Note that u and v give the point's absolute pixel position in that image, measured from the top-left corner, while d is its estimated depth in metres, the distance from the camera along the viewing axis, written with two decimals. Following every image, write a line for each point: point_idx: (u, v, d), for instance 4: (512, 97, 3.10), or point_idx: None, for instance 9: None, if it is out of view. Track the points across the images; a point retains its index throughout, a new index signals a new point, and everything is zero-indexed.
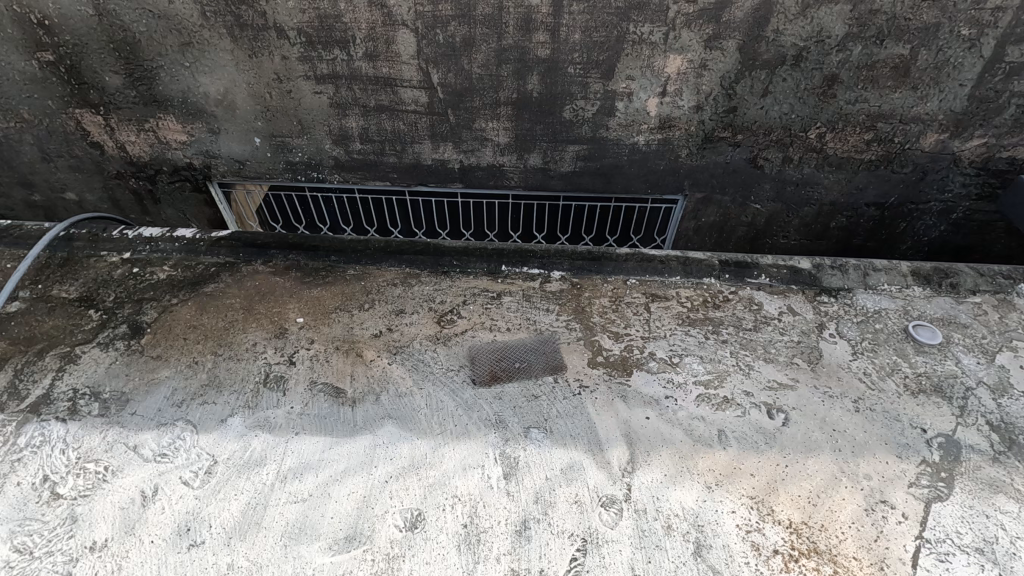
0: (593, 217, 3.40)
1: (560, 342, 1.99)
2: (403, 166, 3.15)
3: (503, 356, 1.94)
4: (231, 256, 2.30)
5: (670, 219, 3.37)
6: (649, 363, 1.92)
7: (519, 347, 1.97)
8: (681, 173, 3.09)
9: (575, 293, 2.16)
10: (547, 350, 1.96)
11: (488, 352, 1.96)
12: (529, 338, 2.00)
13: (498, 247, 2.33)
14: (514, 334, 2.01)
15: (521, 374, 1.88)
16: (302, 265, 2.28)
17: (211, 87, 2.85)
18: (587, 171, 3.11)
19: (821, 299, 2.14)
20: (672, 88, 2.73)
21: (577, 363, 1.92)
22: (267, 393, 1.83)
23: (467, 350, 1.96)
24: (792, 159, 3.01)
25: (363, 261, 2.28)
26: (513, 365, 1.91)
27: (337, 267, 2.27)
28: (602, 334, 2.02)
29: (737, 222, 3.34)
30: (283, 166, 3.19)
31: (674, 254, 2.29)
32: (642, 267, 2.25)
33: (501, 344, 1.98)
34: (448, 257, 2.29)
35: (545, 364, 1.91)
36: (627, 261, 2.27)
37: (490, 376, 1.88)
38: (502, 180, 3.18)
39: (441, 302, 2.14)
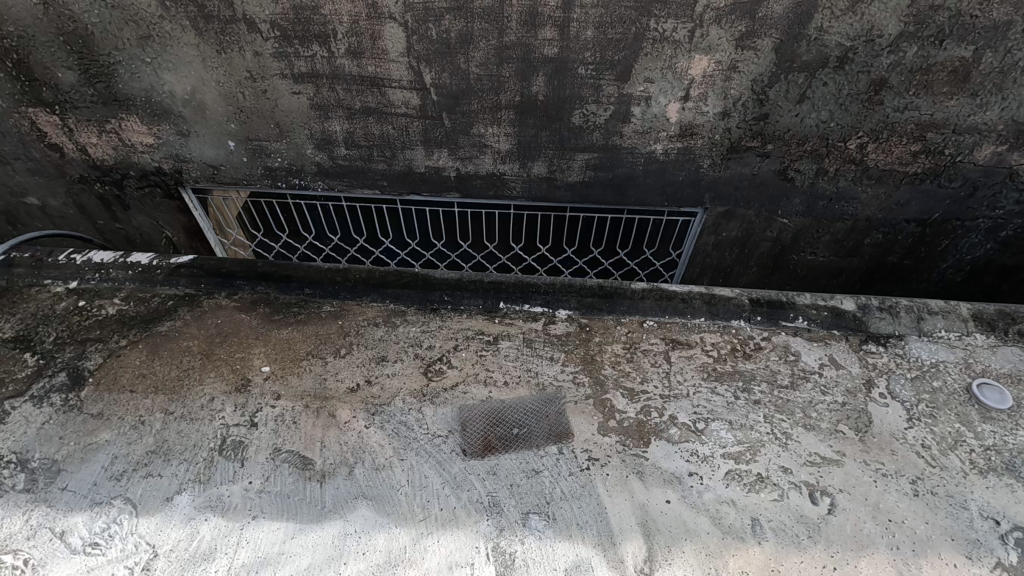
0: (603, 230, 3.10)
1: (565, 402, 1.71)
2: (393, 174, 2.85)
3: (497, 421, 1.66)
4: (192, 288, 2.02)
5: (687, 233, 3.06)
6: (667, 430, 1.65)
7: (517, 409, 1.69)
8: (702, 185, 2.77)
9: (583, 339, 1.88)
10: (549, 412, 1.68)
11: (481, 416, 1.67)
12: (529, 397, 1.72)
13: (496, 280, 2.04)
14: (512, 392, 1.74)
15: (517, 446, 1.61)
16: (271, 299, 2.00)
17: (177, 85, 2.53)
18: (597, 182, 2.80)
19: (868, 348, 1.85)
20: (696, 93, 2.41)
21: (585, 428, 1.65)
22: (222, 463, 1.57)
23: (458, 412, 1.69)
24: (827, 172, 2.69)
25: (341, 294, 2.01)
26: (510, 434, 1.63)
27: (311, 302, 1.99)
28: (614, 392, 1.74)
29: (761, 237, 3.03)
30: (262, 172, 2.89)
31: (698, 291, 2.00)
32: (660, 305, 1.96)
33: (496, 406, 1.70)
34: (438, 291, 2.01)
35: (548, 433, 1.63)
36: (643, 299, 1.97)
37: (480, 447, 1.60)
38: (502, 190, 2.88)
39: (429, 348, 1.86)
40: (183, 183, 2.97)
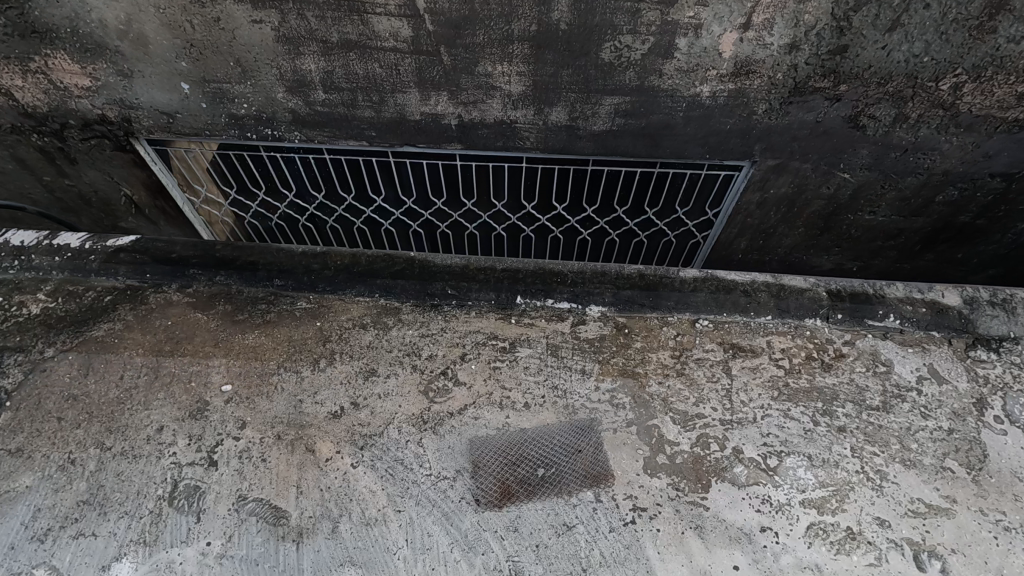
0: (630, 187, 2.65)
1: (602, 433, 1.37)
2: (382, 122, 2.38)
3: (517, 461, 1.33)
4: (135, 278, 1.63)
5: (729, 190, 2.62)
6: (731, 469, 1.32)
7: (540, 445, 1.36)
8: (753, 135, 2.31)
9: (622, 344, 1.52)
10: (581, 447, 1.34)
11: (496, 452, 1.34)
12: (557, 425, 1.39)
13: (512, 268, 1.64)
14: (535, 421, 1.39)
15: (542, 493, 1.29)
16: (233, 292, 1.62)
17: (107, 12, 2.02)
18: (627, 131, 2.33)
19: (975, 355, 1.49)
20: (760, 19, 1.90)
21: (628, 467, 1.32)
22: (173, 518, 1.25)
23: (468, 446, 1.35)
24: (907, 118, 2.22)
25: (320, 287, 1.62)
26: (531, 478, 1.31)
27: (282, 296, 1.61)
28: (663, 418, 1.39)
29: (814, 194, 2.59)
30: (226, 120, 2.42)
31: (762, 280, 1.61)
32: (717, 300, 1.57)
33: (514, 439, 1.36)
34: (439, 281, 1.62)
35: (580, 477, 1.31)
36: (695, 292, 1.59)
37: (495, 496, 1.28)
38: (513, 141, 2.42)
39: (429, 358, 1.50)
40: (135, 135, 2.52)
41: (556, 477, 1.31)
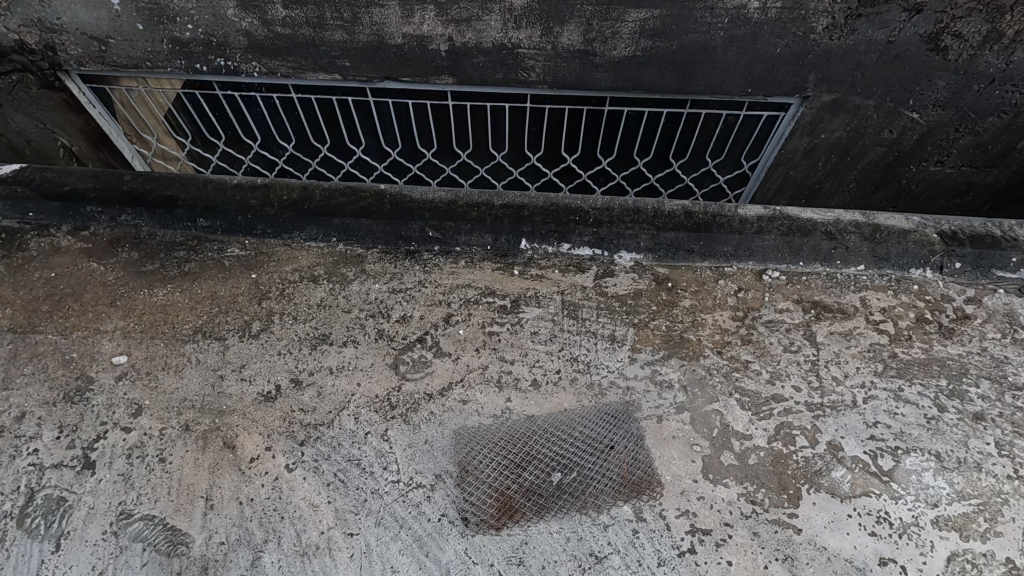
0: (655, 133, 2.24)
1: (641, 424, 0.97)
2: (358, 49, 1.97)
3: (521, 463, 0.94)
4: (14, 218, 1.23)
5: (770, 135, 2.20)
6: (828, 475, 0.92)
7: (554, 439, 0.97)
8: (806, 62, 1.90)
9: (664, 302, 1.12)
10: (613, 443, 0.95)
11: (492, 450, 0.95)
12: (580, 412, 0.99)
13: (512, 205, 1.22)
14: (547, 406, 1.00)
15: (557, 507, 0.90)
16: (144, 237, 1.21)
17: None
18: (655, 59, 1.92)
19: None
20: None
21: (679, 471, 0.93)
22: (24, 544, 0.86)
23: (454, 441, 0.96)
24: (1001, 36, 1.80)
25: (257, 229, 1.21)
26: (542, 486, 0.92)
27: (207, 241, 1.20)
28: (724, 402, 1.00)
29: (874, 140, 2.18)
30: (170, 47, 2.00)
31: (851, 219, 1.19)
32: (792, 244, 1.17)
33: (517, 431, 0.97)
34: (417, 221, 1.20)
35: (612, 485, 0.92)
36: (762, 234, 1.17)
37: (489, 512, 0.89)
38: (515, 74, 2.01)
39: (402, 322, 1.10)
40: (64, 69, 2.10)
41: (577, 485, 0.92)
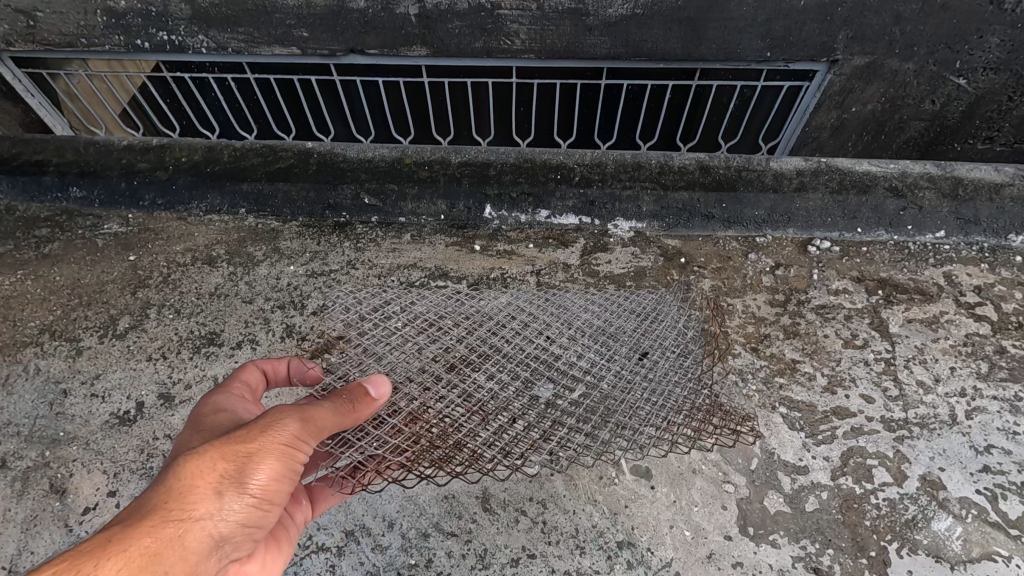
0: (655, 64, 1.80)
1: (632, 338, 1.21)
2: (314, 14, 1.72)
3: (473, 364, 1.13)
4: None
5: (795, 107, 1.93)
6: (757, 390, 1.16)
7: (523, 354, 1.16)
8: (833, 17, 1.63)
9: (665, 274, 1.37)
10: (645, 354, 1.18)
11: (426, 368, 1.11)
12: (575, 308, 1.25)
13: (472, 163, 1.46)
14: (503, 326, 1.21)
15: (552, 443, 1.04)
16: (111, 236, 1.44)
17: None
18: (658, 15, 1.64)
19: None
20: None
21: (669, 393, 1.12)
22: None
23: (444, 347, 1.15)
24: None
25: (145, 200, 1.47)
26: (518, 406, 1.09)
27: (81, 215, 1.47)
28: (656, 321, 1.24)
29: (911, 111, 1.90)
30: (106, 17, 1.77)
31: (810, 167, 1.42)
32: (830, 202, 1.40)
33: (449, 345, 1.16)
34: (398, 197, 1.45)
35: (613, 410, 1.09)
36: (798, 193, 1.40)
37: (394, 441, 1.00)
38: (499, 40, 1.75)
39: (316, 314, 1.28)
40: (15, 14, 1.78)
41: (587, 407, 1.09)
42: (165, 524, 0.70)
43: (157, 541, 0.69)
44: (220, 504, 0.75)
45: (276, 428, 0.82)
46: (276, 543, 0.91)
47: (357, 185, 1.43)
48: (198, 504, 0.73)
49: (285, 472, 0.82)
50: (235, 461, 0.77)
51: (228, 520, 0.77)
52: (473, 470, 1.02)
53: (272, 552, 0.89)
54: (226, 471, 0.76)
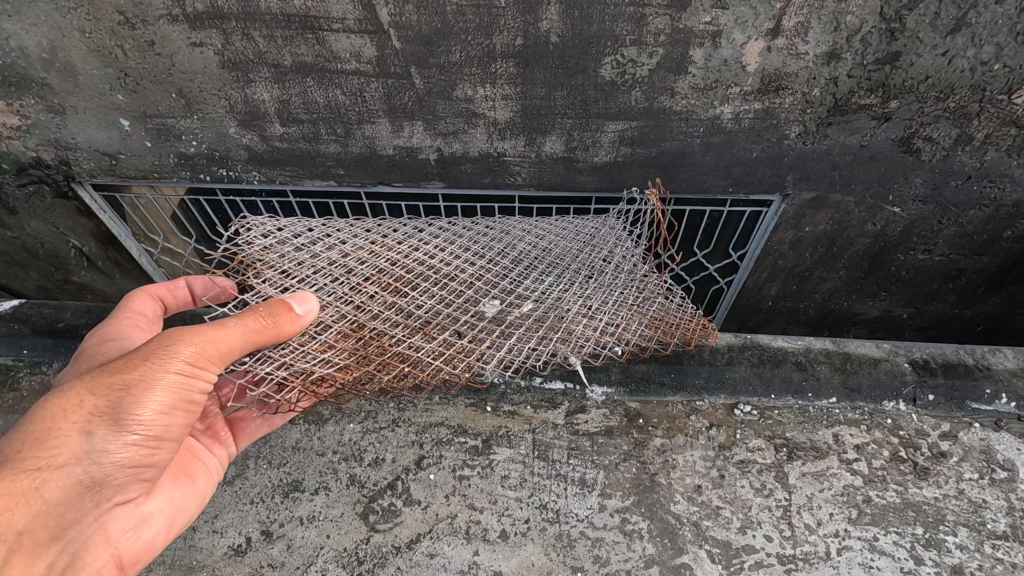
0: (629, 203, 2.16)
1: (592, 263, 1.91)
2: (350, 158, 2.06)
3: (406, 283, 1.72)
4: None
5: (757, 228, 2.26)
6: (678, 320, 1.73)
7: (461, 280, 1.79)
8: (784, 162, 1.96)
9: (636, 442, 1.63)
10: (590, 275, 1.88)
11: (361, 259, 1.74)
12: (496, 254, 1.91)
13: None
14: (435, 252, 1.84)
15: (476, 332, 1.65)
16: None
17: (26, 38, 1.74)
18: (636, 162, 1.99)
19: (918, 429, 1.66)
20: (792, 22, 1.57)
21: (614, 536, 1.47)
22: None
23: (384, 267, 1.74)
24: (972, 140, 1.86)
25: None
26: (463, 320, 1.68)
27: None
28: (587, 254, 1.94)
29: (857, 232, 2.23)
30: (176, 161, 2.12)
31: (735, 343, 1.82)
32: (754, 375, 1.76)
33: (386, 269, 1.75)
34: None
35: (523, 339, 1.65)
36: (729, 367, 1.77)
37: (330, 366, 1.44)
38: (503, 177, 2.09)
39: (373, 465, 1.61)
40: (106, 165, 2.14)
41: (523, 303, 1.77)
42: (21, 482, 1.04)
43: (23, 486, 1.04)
44: (86, 438, 1.09)
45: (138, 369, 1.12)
46: (171, 480, 1.38)
47: None
48: (61, 454, 1.07)
49: (173, 401, 1.16)
50: (94, 403, 1.09)
51: (109, 450, 1.12)
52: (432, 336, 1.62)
53: (173, 479, 1.39)
54: (82, 417, 1.08)
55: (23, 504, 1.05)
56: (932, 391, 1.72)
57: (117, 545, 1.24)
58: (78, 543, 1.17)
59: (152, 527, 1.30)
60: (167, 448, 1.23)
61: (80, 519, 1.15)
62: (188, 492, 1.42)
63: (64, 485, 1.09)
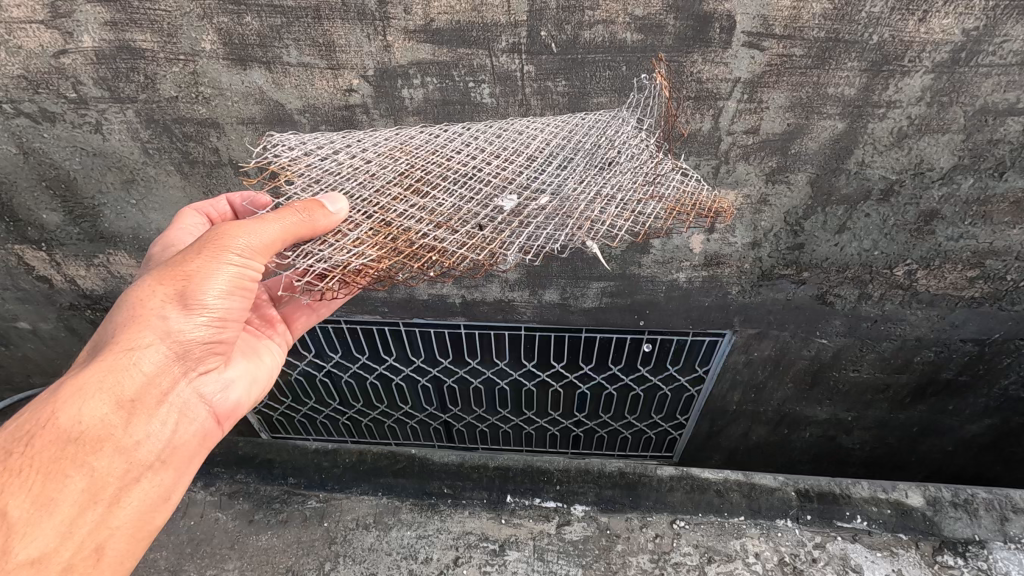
0: (609, 336, 2.77)
1: (601, 152, 1.82)
2: (394, 301, 2.65)
3: (424, 184, 1.72)
4: (206, 490, 2.26)
5: (715, 351, 2.80)
6: (698, 202, 1.84)
7: (480, 176, 1.77)
8: (730, 309, 2.54)
9: (603, 546, 2.05)
10: (609, 164, 1.82)
11: (376, 161, 1.72)
12: (488, 168, 1.79)
13: (476, 462, 2.31)
14: (455, 154, 1.80)
15: (486, 224, 1.67)
16: (254, 490, 2.25)
17: (164, 222, 2.36)
18: (615, 307, 2.58)
19: (796, 542, 2.04)
20: (723, 225, 2.17)
21: None
22: None
23: (406, 164, 1.74)
24: (871, 296, 2.43)
25: (283, 477, 2.27)
26: (484, 215, 1.70)
27: (237, 481, 2.27)
28: (603, 142, 1.82)
29: (796, 356, 2.77)
30: None
31: (673, 473, 2.23)
32: (691, 497, 2.15)
33: (408, 172, 1.73)
34: (436, 480, 2.24)
35: (543, 225, 1.71)
36: (671, 491, 2.17)
37: (364, 245, 1.52)
38: (512, 315, 2.68)
39: (424, 562, 2.05)
40: None
41: (532, 199, 1.76)
42: (119, 350, 1.26)
43: (121, 353, 1.25)
44: (170, 314, 1.30)
45: (205, 253, 1.29)
46: (243, 355, 1.65)
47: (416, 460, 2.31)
48: (148, 327, 1.28)
49: (234, 285, 1.33)
50: (174, 281, 1.29)
51: (188, 325, 1.32)
52: (426, 255, 1.57)
53: (243, 358, 1.64)
54: (166, 297, 1.29)
55: (127, 376, 1.25)
56: (808, 512, 2.09)
57: (212, 404, 1.46)
58: (183, 404, 1.36)
59: (230, 389, 1.52)
60: (233, 326, 1.43)
61: (177, 384, 1.35)
62: (247, 365, 1.64)
63: (156, 358, 1.29)
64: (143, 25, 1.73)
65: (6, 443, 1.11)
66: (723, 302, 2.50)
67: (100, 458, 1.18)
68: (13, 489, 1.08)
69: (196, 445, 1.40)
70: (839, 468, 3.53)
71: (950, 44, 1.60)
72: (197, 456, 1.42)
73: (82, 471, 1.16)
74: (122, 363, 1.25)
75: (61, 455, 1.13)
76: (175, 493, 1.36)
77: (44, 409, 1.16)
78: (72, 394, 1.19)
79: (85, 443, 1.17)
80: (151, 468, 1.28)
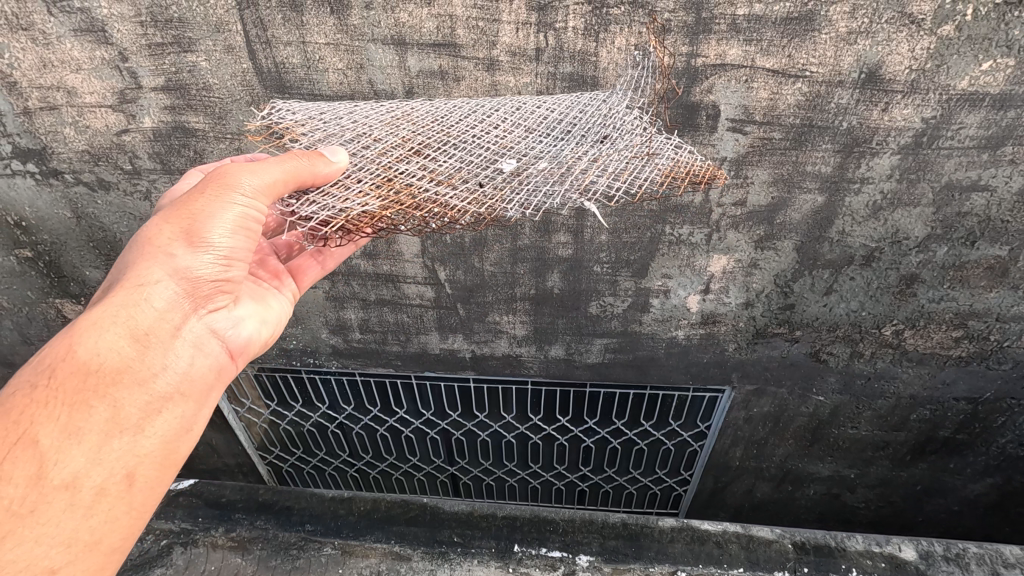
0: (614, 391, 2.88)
1: (598, 126, 1.80)
2: (407, 354, 2.79)
3: (423, 149, 1.74)
4: (223, 535, 2.33)
5: (716, 406, 2.89)
6: (691, 167, 1.78)
7: (479, 141, 1.78)
8: (728, 365, 2.65)
9: None
10: (605, 138, 1.80)
11: (377, 128, 1.76)
12: (486, 134, 1.80)
13: (485, 512, 2.37)
14: (455, 120, 1.81)
15: (486, 187, 1.68)
16: (269, 536, 2.31)
17: None
18: (618, 363, 2.70)
19: None
20: (718, 286, 2.33)
21: None
22: None
23: (405, 131, 1.76)
24: (862, 354, 2.55)
25: (296, 522, 2.36)
26: (484, 174, 1.72)
27: (254, 528, 2.34)
28: (598, 116, 1.80)
29: (796, 411, 2.86)
30: (277, 352, 2.85)
31: (674, 524, 2.29)
32: (692, 549, 2.20)
33: (409, 136, 1.76)
34: (445, 529, 2.31)
35: (541, 185, 1.71)
36: (672, 543, 2.22)
37: (367, 197, 1.55)
38: (519, 368, 2.80)
39: None
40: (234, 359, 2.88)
41: (529, 164, 1.76)
42: (128, 290, 1.30)
43: (130, 293, 1.30)
44: (176, 254, 1.34)
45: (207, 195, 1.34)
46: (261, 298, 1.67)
47: (426, 510, 2.38)
48: (155, 267, 1.33)
49: (238, 223, 1.37)
50: (179, 224, 1.34)
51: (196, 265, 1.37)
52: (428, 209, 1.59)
53: (260, 300, 1.66)
54: (172, 239, 1.34)
55: (138, 311, 1.30)
56: (806, 564, 2.14)
57: (226, 342, 1.49)
58: (197, 339, 1.40)
59: (243, 325, 1.53)
60: (242, 267, 1.47)
61: (191, 318, 1.39)
62: (256, 306, 1.60)
63: (166, 294, 1.34)
64: (197, 109, 1.96)
65: (30, 377, 1.19)
66: (722, 359, 2.62)
67: (120, 390, 1.24)
68: (41, 420, 1.15)
69: (212, 379, 1.44)
70: (845, 528, 3.52)
71: (911, 130, 1.80)
72: (214, 391, 1.45)
73: (104, 402, 1.22)
74: (132, 302, 1.30)
75: (83, 387, 1.21)
76: (197, 425, 1.41)
77: (62, 346, 1.23)
78: (84, 333, 1.25)
79: (105, 374, 1.24)
80: (170, 401, 1.33)
